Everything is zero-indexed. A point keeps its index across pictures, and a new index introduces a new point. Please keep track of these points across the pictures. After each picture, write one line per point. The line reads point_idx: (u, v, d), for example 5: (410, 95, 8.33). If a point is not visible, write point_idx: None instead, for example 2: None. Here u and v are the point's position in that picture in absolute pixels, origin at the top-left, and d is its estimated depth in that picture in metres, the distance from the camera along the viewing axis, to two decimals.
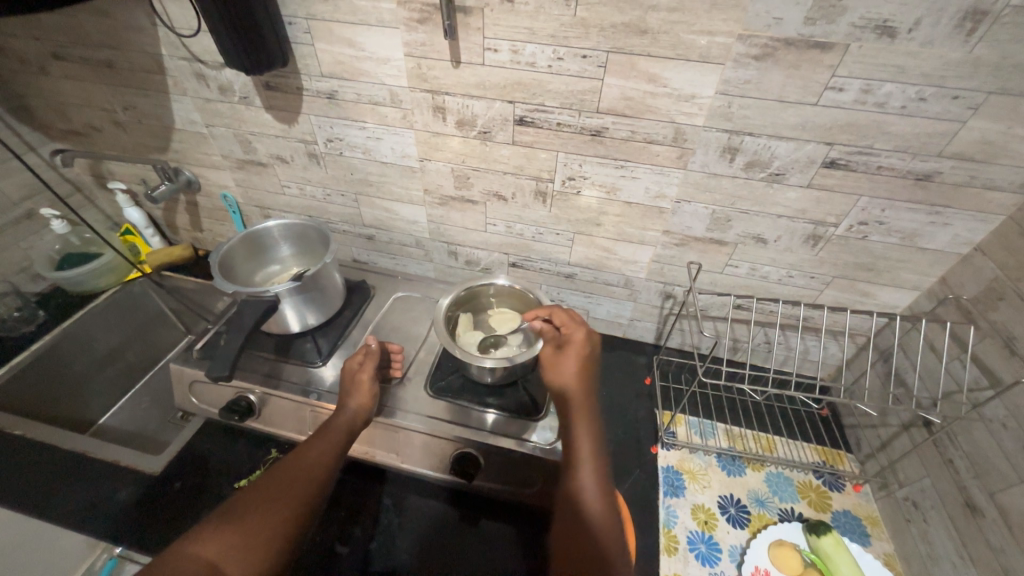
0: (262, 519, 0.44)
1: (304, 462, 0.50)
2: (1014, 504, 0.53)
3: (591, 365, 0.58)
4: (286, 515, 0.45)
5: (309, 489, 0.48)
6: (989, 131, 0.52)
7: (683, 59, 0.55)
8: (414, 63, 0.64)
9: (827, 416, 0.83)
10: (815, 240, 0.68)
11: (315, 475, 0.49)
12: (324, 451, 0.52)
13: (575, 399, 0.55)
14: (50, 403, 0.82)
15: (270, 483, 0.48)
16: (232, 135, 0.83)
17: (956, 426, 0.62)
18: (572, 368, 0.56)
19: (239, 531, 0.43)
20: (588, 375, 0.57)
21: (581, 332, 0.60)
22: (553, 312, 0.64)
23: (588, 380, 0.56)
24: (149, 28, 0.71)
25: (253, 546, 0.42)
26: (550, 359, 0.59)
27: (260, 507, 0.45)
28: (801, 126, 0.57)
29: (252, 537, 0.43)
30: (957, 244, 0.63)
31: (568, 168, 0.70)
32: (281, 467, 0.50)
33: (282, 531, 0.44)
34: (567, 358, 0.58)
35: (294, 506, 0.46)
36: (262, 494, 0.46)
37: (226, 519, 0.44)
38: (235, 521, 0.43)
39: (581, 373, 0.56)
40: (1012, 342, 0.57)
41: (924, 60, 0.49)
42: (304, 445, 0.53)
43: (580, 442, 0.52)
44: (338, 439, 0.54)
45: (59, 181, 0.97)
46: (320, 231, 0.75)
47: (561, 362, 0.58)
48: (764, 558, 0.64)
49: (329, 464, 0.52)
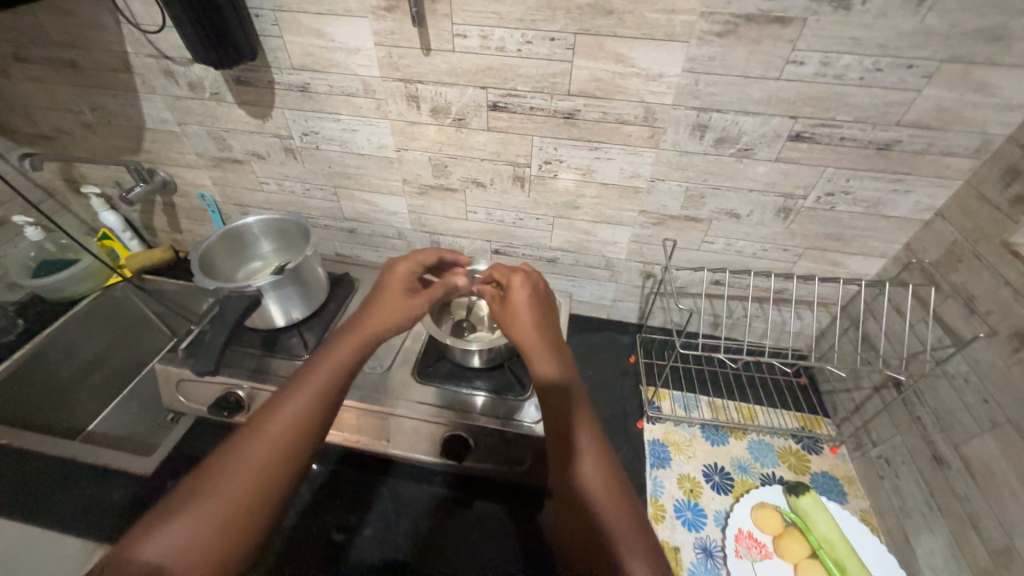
0: (227, 502, 0.38)
1: (279, 427, 0.43)
2: (976, 454, 0.56)
3: (540, 301, 0.56)
4: (259, 499, 0.40)
5: (289, 462, 0.42)
6: (943, 99, 0.54)
7: (649, 38, 0.56)
8: (384, 53, 0.64)
9: (805, 384, 0.87)
10: (786, 213, 0.70)
11: (296, 443, 0.43)
12: (308, 413, 0.45)
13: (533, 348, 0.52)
14: (38, 411, 0.81)
15: (239, 454, 0.41)
16: (206, 133, 0.82)
17: (922, 384, 0.65)
18: (520, 305, 0.55)
19: (198, 523, 0.37)
20: (535, 314, 0.54)
21: (518, 276, 0.57)
22: (494, 269, 0.61)
23: (539, 324, 0.54)
24: (112, 25, 0.70)
25: (217, 535, 0.37)
26: (497, 307, 0.57)
27: (225, 488, 0.39)
28: (765, 101, 0.59)
29: (216, 525, 0.37)
30: (919, 210, 0.66)
31: (544, 152, 0.71)
32: (252, 432, 0.43)
33: (252, 515, 0.39)
34: (515, 299, 0.56)
35: (269, 482, 0.41)
36: (228, 470, 0.40)
37: (181, 508, 0.37)
38: (192, 509, 0.37)
39: (530, 315, 0.54)
40: (970, 300, 0.60)
41: (879, 31, 0.51)
42: (280, 402, 0.45)
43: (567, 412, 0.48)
44: (325, 392, 0.46)
45: (30, 187, 0.96)
46: (300, 225, 0.75)
47: (508, 304, 0.56)
48: (747, 520, 0.67)
49: (313, 426, 0.45)
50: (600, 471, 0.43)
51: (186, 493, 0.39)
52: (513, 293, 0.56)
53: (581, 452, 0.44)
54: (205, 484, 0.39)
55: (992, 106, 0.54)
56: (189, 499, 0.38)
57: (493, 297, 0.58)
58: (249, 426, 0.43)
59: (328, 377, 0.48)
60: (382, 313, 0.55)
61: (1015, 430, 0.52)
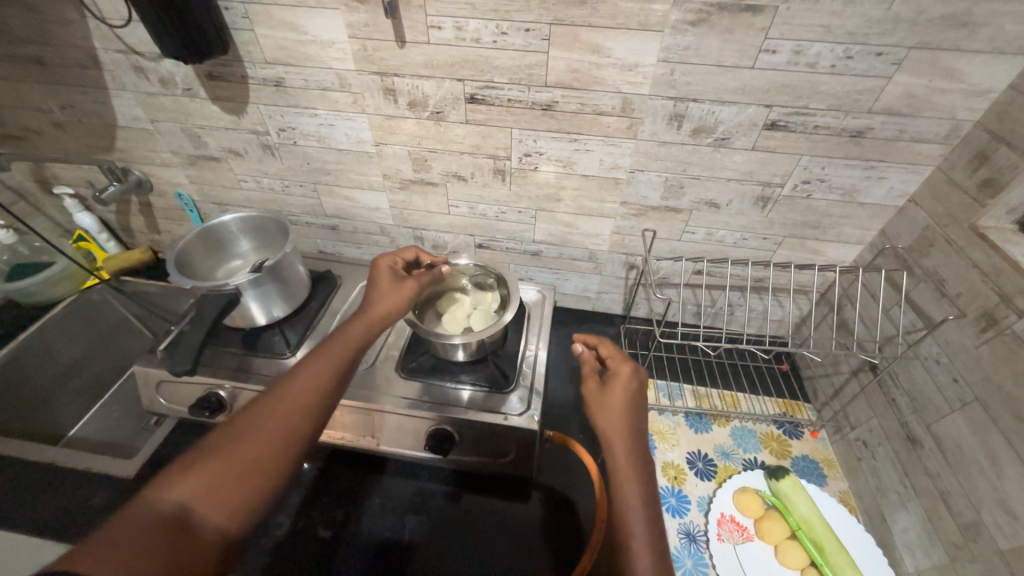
0: (255, 446, 0.38)
1: (305, 383, 0.43)
2: (947, 433, 0.58)
3: (639, 407, 0.47)
4: (288, 446, 0.40)
5: (316, 414, 0.42)
6: (913, 85, 0.55)
7: (623, 28, 0.56)
8: (359, 45, 0.63)
9: (787, 370, 0.88)
10: (764, 201, 0.71)
11: (322, 398, 0.43)
12: (333, 372, 0.45)
13: (620, 456, 0.42)
14: (17, 416, 0.79)
15: (266, 405, 0.41)
16: (180, 130, 0.81)
17: (896, 367, 0.67)
18: (616, 404, 0.46)
19: (227, 465, 0.37)
20: (633, 419, 0.45)
21: (627, 366, 0.49)
22: (601, 343, 0.54)
23: (632, 425, 0.45)
24: (78, 20, 0.68)
25: (247, 474, 0.37)
26: (591, 399, 0.48)
27: (254, 434, 0.39)
28: (740, 90, 0.59)
29: (246, 466, 0.37)
30: (893, 197, 0.67)
31: (523, 145, 0.71)
32: (279, 387, 0.43)
33: (280, 460, 0.39)
34: (611, 397, 0.47)
35: (297, 430, 0.41)
36: (257, 419, 0.40)
37: (210, 451, 0.37)
38: (222, 452, 0.37)
39: (623, 416, 0.45)
40: (941, 283, 0.61)
41: (849, 19, 0.51)
42: (305, 363, 0.45)
43: (630, 507, 0.38)
44: (347, 356, 0.48)
45: (1, 189, 0.93)
46: (279, 222, 0.74)
47: (604, 401, 0.47)
48: (730, 505, 0.68)
49: (338, 384, 0.45)
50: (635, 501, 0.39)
51: (215, 439, 0.38)
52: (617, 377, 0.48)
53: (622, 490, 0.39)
54: (234, 431, 0.39)
55: (960, 93, 0.55)
56: (217, 445, 0.38)
57: (589, 383, 0.50)
58: (274, 384, 0.43)
59: (348, 343, 0.49)
60: (384, 303, 0.56)
61: (982, 408, 0.53)
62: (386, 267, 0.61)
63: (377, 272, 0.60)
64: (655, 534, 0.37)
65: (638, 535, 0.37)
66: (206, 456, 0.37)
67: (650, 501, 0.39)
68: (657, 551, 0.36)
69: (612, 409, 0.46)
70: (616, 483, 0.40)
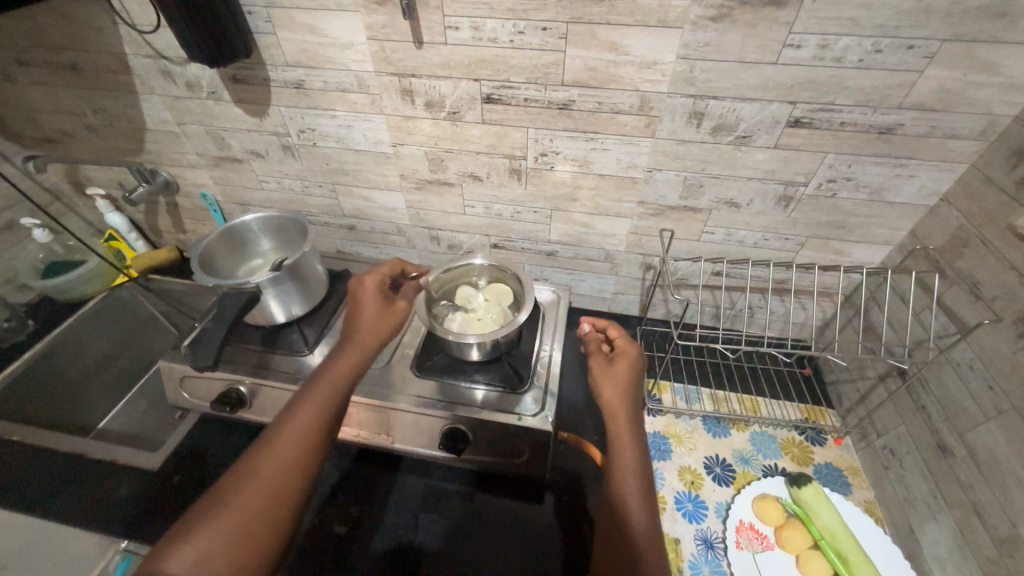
0: (244, 509, 0.39)
1: (291, 434, 0.44)
2: (981, 442, 0.55)
3: (638, 385, 0.55)
4: (279, 504, 0.41)
5: (303, 466, 0.43)
6: (946, 79, 0.53)
7: (642, 25, 0.55)
8: (377, 47, 0.64)
9: (809, 375, 0.86)
10: (786, 201, 0.69)
11: (312, 445, 0.45)
12: (318, 420, 0.46)
13: (621, 422, 0.51)
14: (50, 410, 0.82)
15: (252, 464, 0.42)
16: (204, 132, 0.83)
17: (927, 373, 0.64)
18: (621, 376, 0.54)
19: (219, 532, 0.37)
20: (632, 394, 0.53)
21: (632, 348, 0.58)
22: (609, 326, 0.62)
23: (631, 399, 0.53)
24: (110, 27, 0.70)
25: (240, 540, 0.38)
26: (598, 370, 0.56)
27: (241, 496, 0.40)
28: (762, 86, 0.58)
29: (238, 531, 0.38)
30: (924, 196, 0.64)
31: (539, 144, 0.71)
32: (265, 443, 0.44)
33: (271, 521, 0.40)
34: (618, 370, 0.55)
35: (286, 488, 0.42)
36: (245, 479, 0.41)
37: (202, 519, 0.38)
38: (211, 521, 0.38)
39: (625, 391, 0.53)
40: (976, 286, 0.58)
41: (877, 12, 0.50)
42: (291, 412, 0.46)
43: (625, 459, 0.47)
44: (335, 397, 0.49)
45: (37, 191, 0.97)
46: (298, 221, 0.75)
47: (611, 373, 0.55)
48: (748, 512, 0.66)
49: (323, 431, 0.46)
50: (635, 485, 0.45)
51: (204, 507, 0.39)
52: (625, 356, 0.56)
53: (626, 471, 0.46)
54: (221, 495, 0.40)
55: (997, 86, 0.52)
56: (207, 513, 0.38)
57: (598, 358, 0.57)
58: (263, 439, 0.44)
59: (334, 381, 0.50)
60: (373, 319, 0.58)
61: (1019, 417, 0.51)
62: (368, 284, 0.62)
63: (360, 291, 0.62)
64: (645, 486, 0.46)
65: (632, 484, 0.45)
66: (197, 526, 0.37)
67: (643, 465, 0.47)
68: (647, 495, 0.45)
69: (618, 383, 0.54)
70: (619, 451, 0.48)
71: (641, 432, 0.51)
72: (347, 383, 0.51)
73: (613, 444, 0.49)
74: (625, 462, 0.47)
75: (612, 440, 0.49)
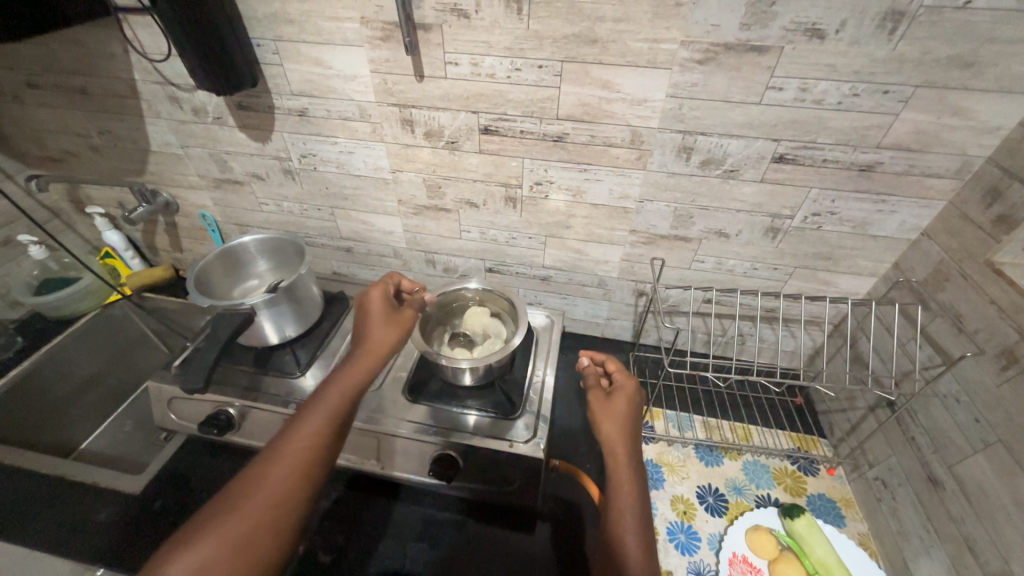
0: (249, 520, 0.38)
1: (298, 443, 0.44)
2: (970, 475, 0.56)
3: (637, 417, 0.55)
4: (282, 516, 0.40)
5: (308, 478, 0.42)
6: (921, 122, 0.56)
7: (633, 65, 0.58)
8: (380, 79, 0.67)
9: (801, 404, 0.87)
10: (774, 232, 0.71)
11: (317, 457, 0.44)
12: (326, 430, 0.46)
13: (619, 458, 0.50)
14: (33, 430, 0.80)
15: (258, 473, 0.42)
16: (208, 155, 0.85)
17: (914, 404, 0.65)
18: (620, 411, 0.54)
19: (223, 542, 0.37)
20: (630, 427, 0.53)
21: (629, 381, 0.58)
22: (606, 358, 0.63)
23: (630, 434, 0.53)
24: (121, 55, 0.73)
25: (242, 551, 0.37)
26: (596, 405, 0.56)
27: (247, 504, 0.39)
28: (748, 124, 0.60)
29: (241, 540, 0.37)
30: (905, 230, 0.66)
31: (534, 174, 0.73)
32: (272, 449, 0.43)
33: (275, 532, 0.39)
34: (616, 405, 0.55)
35: (290, 500, 0.41)
36: (251, 488, 0.40)
37: (205, 526, 0.38)
38: (214, 530, 0.37)
39: (624, 424, 0.53)
40: (959, 319, 0.60)
41: (853, 58, 0.53)
42: (299, 419, 0.46)
43: (622, 494, 0.47)
44: (344, 409, 0.48)
45: (36, 208, 0.98)
46: (296, 244, 0.76)
47: (609, 408, 0.55)
48: (742, 544, 0.66)
49: (331, 440, 0.46)
50: (634, 519, 0.45)
51: (207, 514, 0.39)
52: (622, 389, 0.57)
53: (624, 505, 0.46)
54: (227, 502, 0.39)
55: (970, 130, 0.55)
56: (210, 520, 0.38)
57: (596, 392, 0.58)
58: (270, 445, 0.44)
59: (344, 392, 0.49)
60: (387, 332, 0.58)
61: (1006, 449, 0.51)
62: (383, 296, 0.62)
63: (371, 301, 0.61)
64: (643, 523, 0.45)
65: (631, 519, 0.45)
66: (199, 534, 0.37)
67: (642, 499, 0.47)
68: (644, 530, 0.45)
69: (616, 417, 0.54)
70: (618, 484, 0.48)
71: (642, 466, 0.50)
72: (356, 393, 0.50)
73: (612, 479, 0.49)
74: (623, 496, 0.47)
75: (611, 474, 0.49)
